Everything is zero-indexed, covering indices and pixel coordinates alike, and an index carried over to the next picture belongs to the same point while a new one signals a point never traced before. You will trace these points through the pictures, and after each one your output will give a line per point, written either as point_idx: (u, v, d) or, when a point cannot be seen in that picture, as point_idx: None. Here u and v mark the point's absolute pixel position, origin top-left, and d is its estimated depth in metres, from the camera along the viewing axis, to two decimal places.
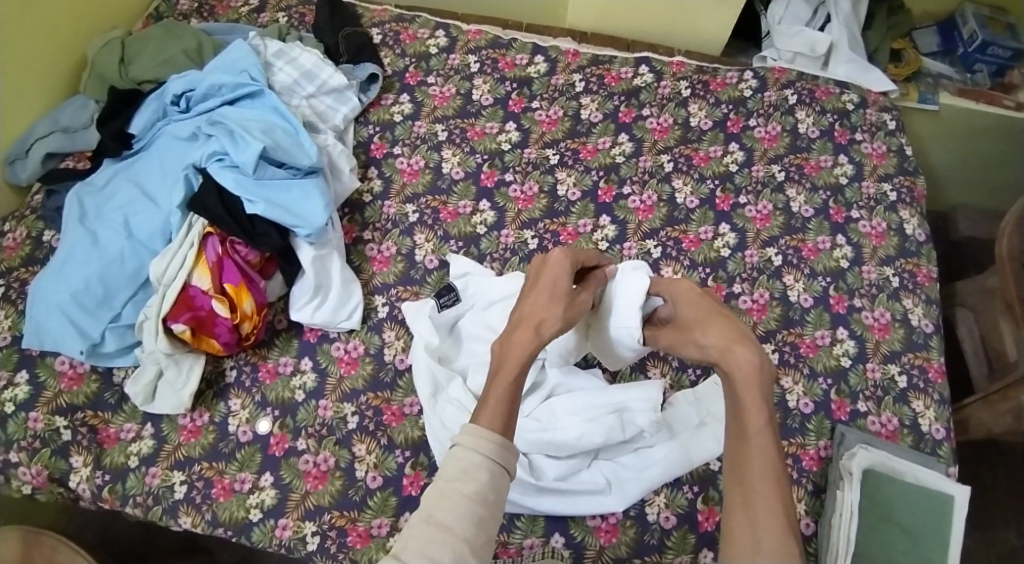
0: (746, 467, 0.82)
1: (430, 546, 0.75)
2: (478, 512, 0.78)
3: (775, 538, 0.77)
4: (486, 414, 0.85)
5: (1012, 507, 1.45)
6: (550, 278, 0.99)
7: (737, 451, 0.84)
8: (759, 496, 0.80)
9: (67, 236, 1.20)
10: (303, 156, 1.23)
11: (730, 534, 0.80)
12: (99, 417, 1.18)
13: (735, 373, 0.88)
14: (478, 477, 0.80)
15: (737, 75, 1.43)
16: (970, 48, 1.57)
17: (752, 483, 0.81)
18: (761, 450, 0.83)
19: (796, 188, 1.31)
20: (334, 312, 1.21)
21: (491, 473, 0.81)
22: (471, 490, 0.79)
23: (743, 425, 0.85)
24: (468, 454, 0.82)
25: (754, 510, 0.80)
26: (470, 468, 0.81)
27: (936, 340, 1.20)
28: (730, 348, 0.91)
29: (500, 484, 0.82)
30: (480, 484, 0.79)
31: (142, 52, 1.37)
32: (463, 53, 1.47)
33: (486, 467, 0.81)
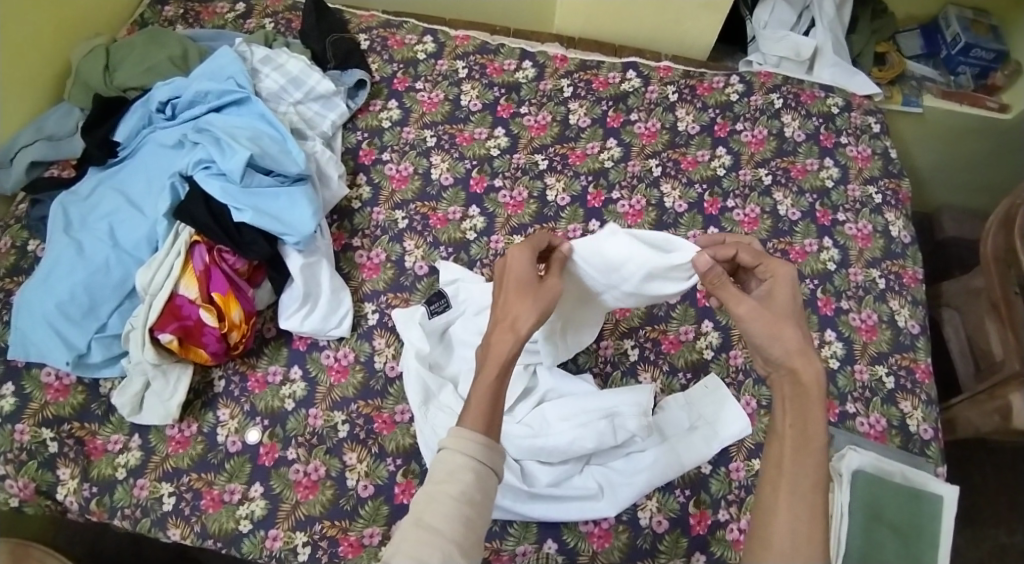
0: (797, 474, 0.82)
1: (419, 548, 0.75)
2: (465, 512, 0.78)
3: (813, 546, 0.78)
4: (471, 411, 0.85)
5: (998, 505, 1.47)
6: (511, 272, 0.96)
7: (790, 458, 0.84)
8: (804, 502, 0.81)
9: (52, 245, 1.19)
10: (291, 163, 1.22)
11: (768, 534, 0.80)
12: (86, 429, 1.16)
13: (806, 382, 0.86)
14: (463, 476, 0.80)
15: (723, 79, 1.44)
16: (953, 50, 1.58)
17: (802, 491, 0.81)
18: (814, 463, 0.83)
19: (783, 192, 1.32)
20: (323, 320, 1.20)
21: (477, 473, 0.81)
22: (457, 491, 0.78)
23: (805, 434, 0.84)
24: (453, 456, 0.81)
25: (795, 516, 0.80)
26: (455, 469, 0.80)
27: (923, 341, 1.21)
28: (800, 353, 0.87)
29: (488, 483, 0.81)
30: (465, 484, 0.79)
31: (126, 59, 1.36)
32: (451, 59, 1.47)
33: (472, 467, 0.81)
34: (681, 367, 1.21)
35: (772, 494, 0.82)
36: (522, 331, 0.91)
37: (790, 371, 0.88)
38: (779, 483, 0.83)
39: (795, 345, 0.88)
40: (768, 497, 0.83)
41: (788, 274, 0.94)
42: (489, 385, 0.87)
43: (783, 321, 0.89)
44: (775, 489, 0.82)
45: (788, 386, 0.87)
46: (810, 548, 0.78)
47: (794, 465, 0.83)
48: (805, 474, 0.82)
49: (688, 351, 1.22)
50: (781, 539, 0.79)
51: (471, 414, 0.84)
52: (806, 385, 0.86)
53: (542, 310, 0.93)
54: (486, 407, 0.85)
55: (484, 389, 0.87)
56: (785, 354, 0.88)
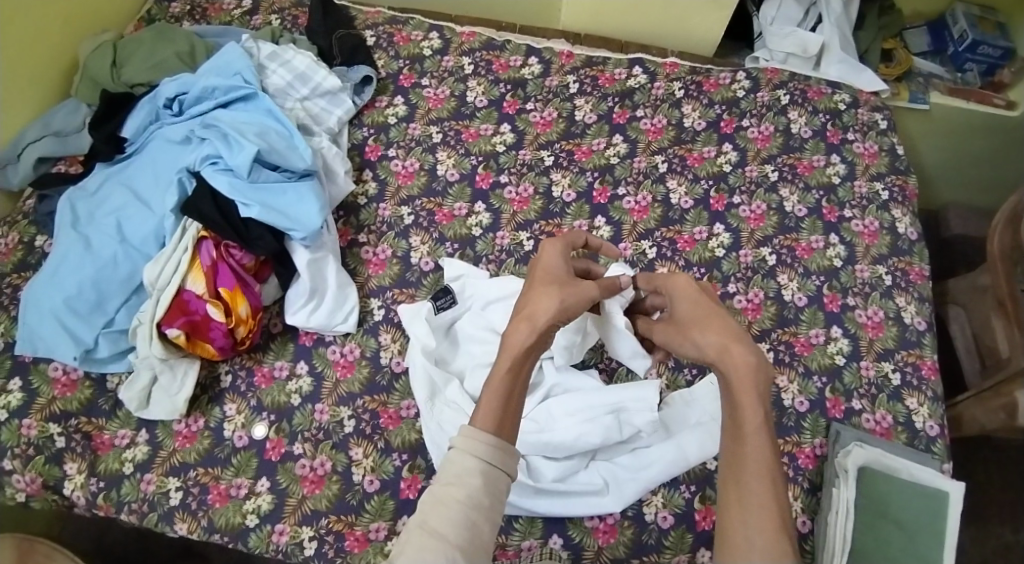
0: (740, 466, 0.81)
1: (424, 551, 0.75)
2: (471, 516, 0.78)
3: (767, 537, 0.76)
4: (481, 413, 0.85)
5: (1006, 504, 1.47)
6: (546, 266, 1.00)
7: (731, 451, 0.82)
8: (750, 494, 0.79)
9: (59, 241, 1.19)
10: (298, 159, 1.23)
11: (724, 531, 0.79)
12: (93, 424, 1.17)
13: (732, 374, 0.85)
14: (470, 479, 0.80)
15: (730, 76, 1.44)
16: (961, 47, 1.58)
17: (746, 483, 0.80)
18: (753, 451, 0.81)
19: (790, 188, 1.32)
20: (329, 315, 1.21)
21: (485, 476, 0.80)
22: (463, 495, 0.78)
23: (738, 424, 0.83)
24: (463, 458, 0.81)
25: (748, 509, 0.78)
26: (463, 472, 0.80)
27: (929, 338, 1.21)
28: (718, 347, 0.88)
29: (496, 487, 0.81)
30: (472, 488, 0.79)
31: (134, 54, 1.36)
32: (458, 55, 1.47)
33: (480, 470, 0.81)
34: (687, 363, 1.21)
35: (724, 491, 0.81)
36: (540, 326, 0.91)
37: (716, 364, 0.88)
38: (727, 478, 0.81)
39: (710, 338, 0.89)
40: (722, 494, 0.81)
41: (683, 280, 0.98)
42: (504, 373, 0.88)
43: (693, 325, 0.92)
44: (725, 485, 0.81)
45: (719, 381, 0.87)
46: (768, 541, 0.76)
47: (735, 457, 0.82)
48: (747, 462, 0.80)
49: None
50: (737, 535, 0.77)
51: (482, 414, 0.84)
52: (732, 370, 0.85)
53: (565, 306, 0.93)
54: (499, 400, 0.86)
55: (498, 382, 0.87)
56: (705, 350, 0.89)
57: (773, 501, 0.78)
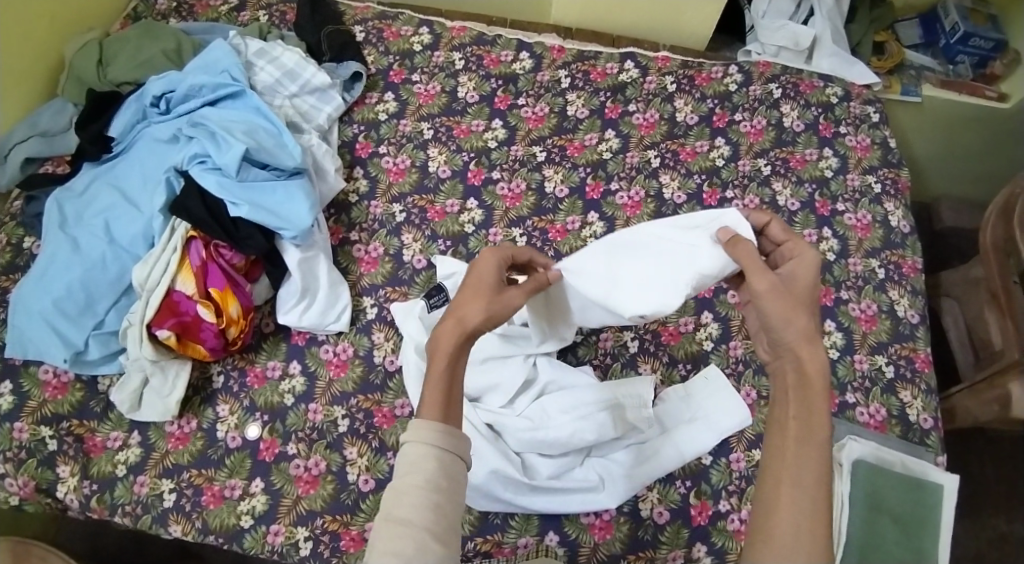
0: (796, 465, 0.77)
1: (393, 541, 0.75)
2: (432, 500, 0.77)
3: (816, 544, 0.74)
4: (427, 400, 0.82)
5: (1000, 494, 1.48)
6: (477, 277, 0.91)
7: (787, 452, 0.78)
8: (806, 495, 0.76)
9: (47, 242, 1.18)
10: (287, 156, 1.22)
11: (769, 528, 0.75)
12: (85, 426, 1.16)
13: (809, 371, 0.80)
14: (425, 465, 0.78)
15: (722, 69, 1.43)
16: (952, 39, 1.58)
17: (801, 483, 0.76)
18: (817, 457, 0.77)
19: (782, 182, 1.32)
20: (322, 314, 1.20)
21: (438, 460, 0.79)
22: (422, 480, 0.77)
23: (810, 427, 0.78)
24: (414, 446, 0.79)
25: (794, 510, 0.75)
26: (417, 459, 0.78)
27: (923, 331, 1.21)
28: (807, 341, 0.81)
29: (451, 468, 0.79)
30: (429, 473, 0.77)
31: (120, 53, 1.35)
32: (448, 50, 1.46)
33: (433, 455, 0.79)
34: (681, 359, 1.21)
35: (773, 488, 0.77)
36: (469, 330, 0.86)
37: (795, 358, 0.81)
38: (781, 477, 0.77)
39: (804, 330, 0.81)
40: (769, 491, 0.77)
41: (812, 258, 0.87)
42: (439, 381, 0.83)
43: (798, 308, 0.83)
44: (775, 482, 0.77)
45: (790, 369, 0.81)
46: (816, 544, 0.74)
47: (796, 458, 0.77)
48: (807, 467, 0.77)
49: (687, 343, 1.22)
50: (784, 534, 0.74)
51: (427, 404, 0.81)
52: (811, 374, 0.80)
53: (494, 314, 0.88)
54: (441, 395, 0.82)
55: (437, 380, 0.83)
56: (794, 340, 0.81)
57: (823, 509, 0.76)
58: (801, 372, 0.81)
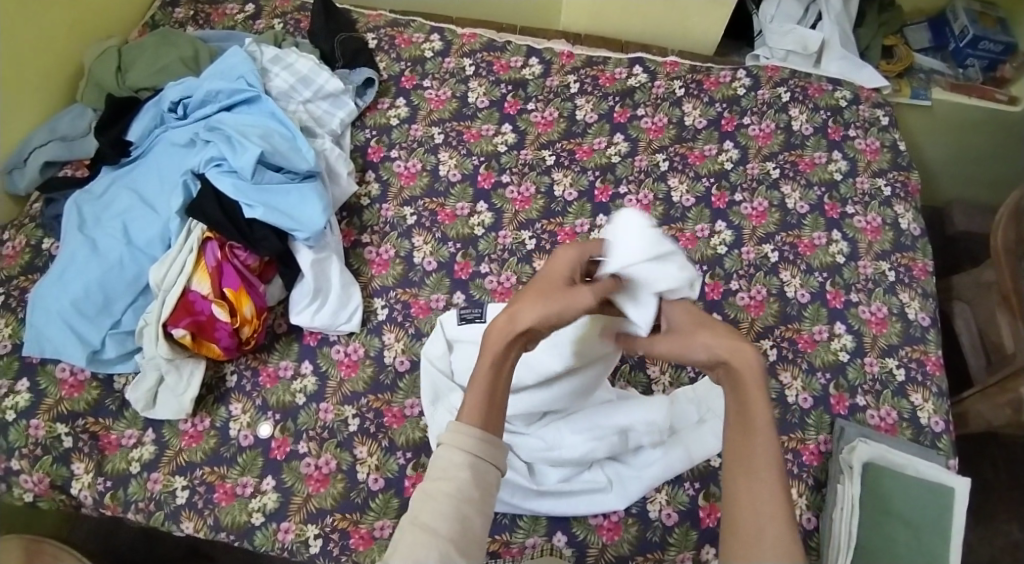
0: (747, 456, 0.76)
1: (416, 548, 0.72)
2: (462, 509, 0.75)
3: (779, 535, 0.72)
4: (468, 406, 0.81)
5: (1016, 500, 1.46)
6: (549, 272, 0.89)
7: (737, 449, 0.76)
8: (762, 487, 0.74)
9: (66, 243, 1.20)
10: (301, 160, 1.24)
11: (734, 526, 0.73)
12: (101, 423, 1.18)
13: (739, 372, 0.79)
14: (459, 473, 0.77)
15: (730, 74, 1.44)
16: (961, 43, 1.58)
17: (751, 475, 0.75)
18: (761, 452, 0.75)
19: (791, 185, 1.32)
20: (334, 315, 1.22)
21: (473, 469, 0.77)
22: (453, 488, 0.76)
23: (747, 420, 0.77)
24: (450, 453, 0.78)
25: (753, 506, 0.73)
26: (450, 465, 0.77)
27: (933, 333, 1.21)
28: (726, 348, 0.80)
29: (485, 480, 0.78)
30: (461, 481, 0.76)
31: (138, 59, 1.38)
32: (459, 57, 1.48)
33: (469, 464, 0.78)
34: (690, 360, 1.21)
35: (731, 484, 0.75)
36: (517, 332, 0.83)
37: (725, 366, 0.80)
38: (736, 477, 0.75)
39: (715, 340, 0.81)
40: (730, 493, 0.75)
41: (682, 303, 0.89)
42: (482, 379, 0.82)
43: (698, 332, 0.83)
44: (731, 481, 0.75)
45: (721, 380, 0.81)
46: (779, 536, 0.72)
47: (744, 459, 0.76)
48: (756, 462, 0.75)
49: None
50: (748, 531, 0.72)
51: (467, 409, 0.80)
52: (738, 372, 0.79)
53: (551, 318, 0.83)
54: (483, 398, 0.81)
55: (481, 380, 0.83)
56: (710, 354, 0.81)
57: (781, 498, 0.74)
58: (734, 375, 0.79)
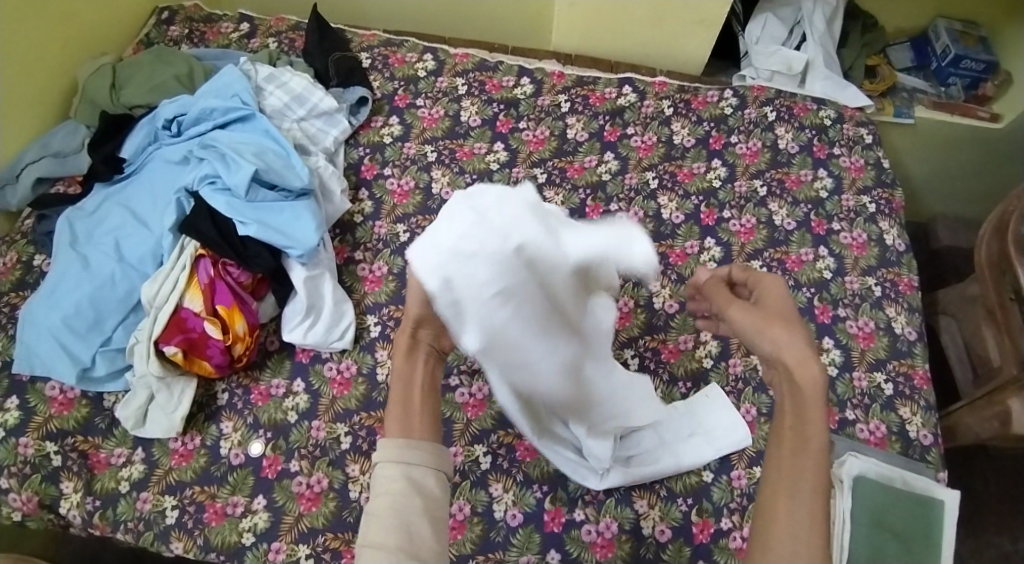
0: (794, 470, 0.74)
1: None
2: (403, 517, 0.74)
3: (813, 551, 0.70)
4: (389, 421, 0.81)
5: (1003, 513, 1.47)
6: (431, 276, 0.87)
7: (785, 464, 0.75)
8: (803, 505, 0.72)
9: (58, 260, 1.20)
10: (294, 177, 1.24)
11: (767, 539, 0.72)
12: (90, 442, 1.17)
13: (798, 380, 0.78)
14: (393, 484, 0.76)
15: (717, 94, 1.47)
16: (943, 62, 1.62)
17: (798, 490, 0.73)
18: (812, 468, 0.74)
19: (778, 203, 1.34)
20: (325, 332, 1.22)
21: (407, 478, 0.76)
22: (389, 501, 0.75)
23: (801, 435, 0.76)
24: (383, 470, 0.77)
25: (791, 523, 0.72)
26: (384, 481, 0.76)
27: (920, 347, 1.23)
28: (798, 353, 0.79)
29: (422, 482, 0.77)
30: (395, 491, 0.75)
31: (133, 77, 1.38)
32: (451, 76, 1.50)
33: (401, 473, 0.76)
34: (681, 377, 1.21)
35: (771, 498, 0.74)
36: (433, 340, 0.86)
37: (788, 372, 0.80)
38: (778, 489, 0.74)
39: (786, 343, 0.81)
40: (772, 507, 0.74)
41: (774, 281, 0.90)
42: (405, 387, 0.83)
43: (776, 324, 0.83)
44: (772, 494, 0.74)
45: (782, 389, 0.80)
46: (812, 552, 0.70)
47: (792, 472, 0.74)
48: (801, 480, 0.73)
49: (687, 360, 1.22)
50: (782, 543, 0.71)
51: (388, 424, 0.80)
52: (802, 385, 0.78)
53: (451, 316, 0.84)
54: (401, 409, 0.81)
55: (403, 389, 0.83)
56: (775, 349, 0.81)
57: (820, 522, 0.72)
58: (796, 386, 0.78)
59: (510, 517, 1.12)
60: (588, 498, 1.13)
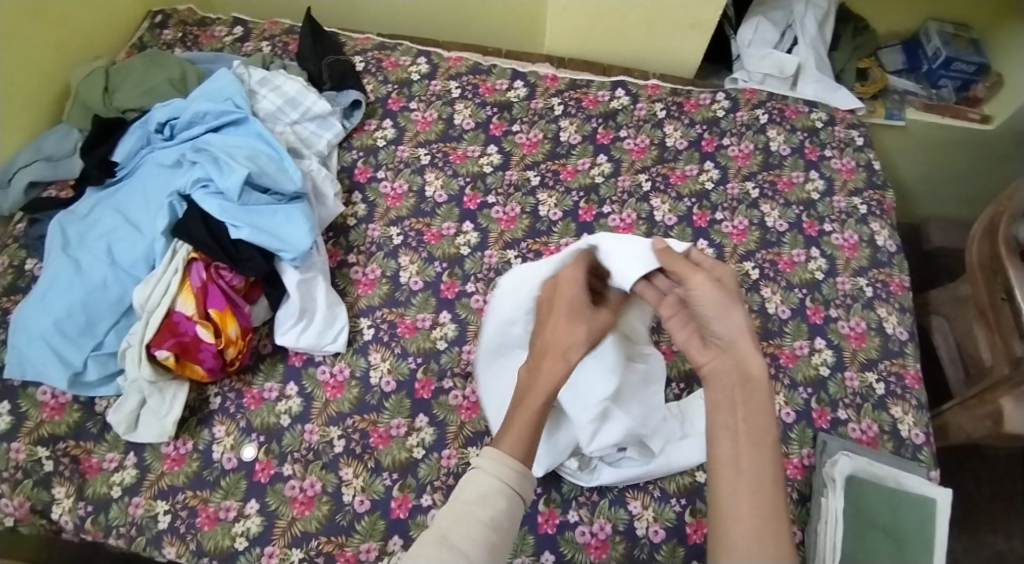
0: (749, 463, 0.81)
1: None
2: (491, 537, 0.81)
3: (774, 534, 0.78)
4: (505, 431, 0.90)
5: (996, 513, 1.48)
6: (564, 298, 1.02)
7: (742, 458, 0.82)
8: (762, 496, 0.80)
9: (49, 264, 1.19)
10: (288, 181, 1.24)
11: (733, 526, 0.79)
12: (81, 447, 1.16)
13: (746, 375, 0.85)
14: (496, 502, 0.84)
15: (709, 96, 1.47)
16: (935, 64, 1.64)
17: (757, 480, 0.80)
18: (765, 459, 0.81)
19: (770, 204, 1.35)
20: (319, 335, 1.22)
21: (507, 501, 0.85)
22: (487, 515, 0.82)
23: (753, 429, 0.83)
24: (486, 478, 0.85)
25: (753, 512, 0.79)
26: (487, 492, 0.84)
27: (912, 348, 1.24)
28: (741, 342, 0.86)
29: (514, 513, 0.85)
30: (496, 510, 0.83)
31: (124, 80, 1.38)
32: (444, 79, 1.50)
33: (503, 495, 0.85)
34: (675, 378, 1.21)
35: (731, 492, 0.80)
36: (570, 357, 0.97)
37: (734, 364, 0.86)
38: (739, 485, 0.80)
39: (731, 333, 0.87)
40: (729, 502, 0.80)
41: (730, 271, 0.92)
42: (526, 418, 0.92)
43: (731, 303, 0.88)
44: (732, 485, 0.81)
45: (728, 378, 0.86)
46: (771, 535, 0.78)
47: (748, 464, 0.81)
48: (763, 475, 0.81)
49: (681, 362, 1.22)
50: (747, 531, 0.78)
51: (505, 435, 0.90)
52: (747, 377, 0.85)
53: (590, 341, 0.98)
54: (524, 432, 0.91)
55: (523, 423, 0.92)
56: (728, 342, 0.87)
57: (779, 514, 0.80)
58: (747, 385, 0.85)
59: None
60: (582, 499, 1.13)
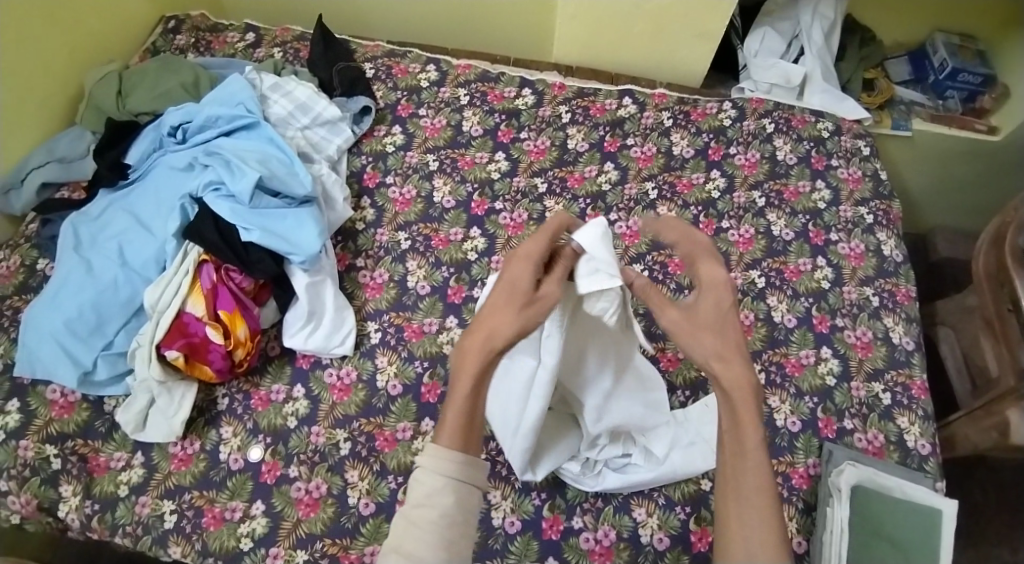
0: (738, 475, 0.83)
1: None
2: (445, 534, 0.81)
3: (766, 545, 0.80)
4: (445, 425, 0.86)
5: (1004, 526, 1.47)
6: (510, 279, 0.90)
7: (730, 469, 0.84)
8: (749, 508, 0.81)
9: (61, 264, 1.21)
10: (298, 185, 1.26)
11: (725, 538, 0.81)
12: (90, 446, 1.17)
13: (729, 385, 0.86)
14: (440, 499, 0.82)
15: (716, 105, 1.48)
16: (941, 75, 1.64)
17: (746, 490, 0.82)
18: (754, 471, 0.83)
19: (777, 213, 1.35)
20: (326, 338, 1.23)
21: (455, 494, 0.82)
22: (436, 515, 0.81)
23: (739, 440, 0.84)
24: (432, 476, 0.83)
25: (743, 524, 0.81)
26: (432, 491, 0.82)
27: (917, 357, 1.24)
28: (721, 356, 0.87)
29: (467, 500, 0.83)
30: (444, 507, 0.81)
31: (138, 84, 1.40)
32: (454, 86, 1.52)
33: (450, 489, 0.82)
34: (680, 384, 1.22)
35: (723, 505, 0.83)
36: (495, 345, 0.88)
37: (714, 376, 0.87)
38: (728, 499, 0.83)
39: (714, 347, 0.88)
40: (725, 517, 0.82)
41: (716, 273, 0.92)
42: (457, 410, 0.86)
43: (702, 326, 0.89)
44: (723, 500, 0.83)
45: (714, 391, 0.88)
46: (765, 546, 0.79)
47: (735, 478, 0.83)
48: (747, 483, 0.82)
49: (686, 369, 1.23)
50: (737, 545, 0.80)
51: (443, 432, 0.85)
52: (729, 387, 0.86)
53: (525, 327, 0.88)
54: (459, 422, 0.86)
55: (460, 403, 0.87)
56: (708, 356, 0.88)
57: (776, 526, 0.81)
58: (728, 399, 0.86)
59: (509, 524, 1.12)
60: (586, 505, 1.13)
